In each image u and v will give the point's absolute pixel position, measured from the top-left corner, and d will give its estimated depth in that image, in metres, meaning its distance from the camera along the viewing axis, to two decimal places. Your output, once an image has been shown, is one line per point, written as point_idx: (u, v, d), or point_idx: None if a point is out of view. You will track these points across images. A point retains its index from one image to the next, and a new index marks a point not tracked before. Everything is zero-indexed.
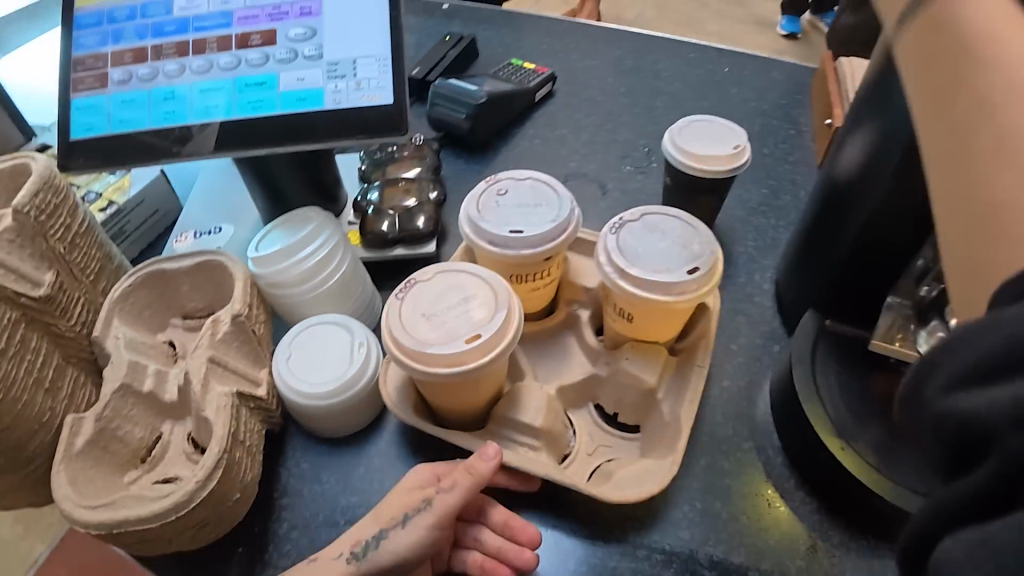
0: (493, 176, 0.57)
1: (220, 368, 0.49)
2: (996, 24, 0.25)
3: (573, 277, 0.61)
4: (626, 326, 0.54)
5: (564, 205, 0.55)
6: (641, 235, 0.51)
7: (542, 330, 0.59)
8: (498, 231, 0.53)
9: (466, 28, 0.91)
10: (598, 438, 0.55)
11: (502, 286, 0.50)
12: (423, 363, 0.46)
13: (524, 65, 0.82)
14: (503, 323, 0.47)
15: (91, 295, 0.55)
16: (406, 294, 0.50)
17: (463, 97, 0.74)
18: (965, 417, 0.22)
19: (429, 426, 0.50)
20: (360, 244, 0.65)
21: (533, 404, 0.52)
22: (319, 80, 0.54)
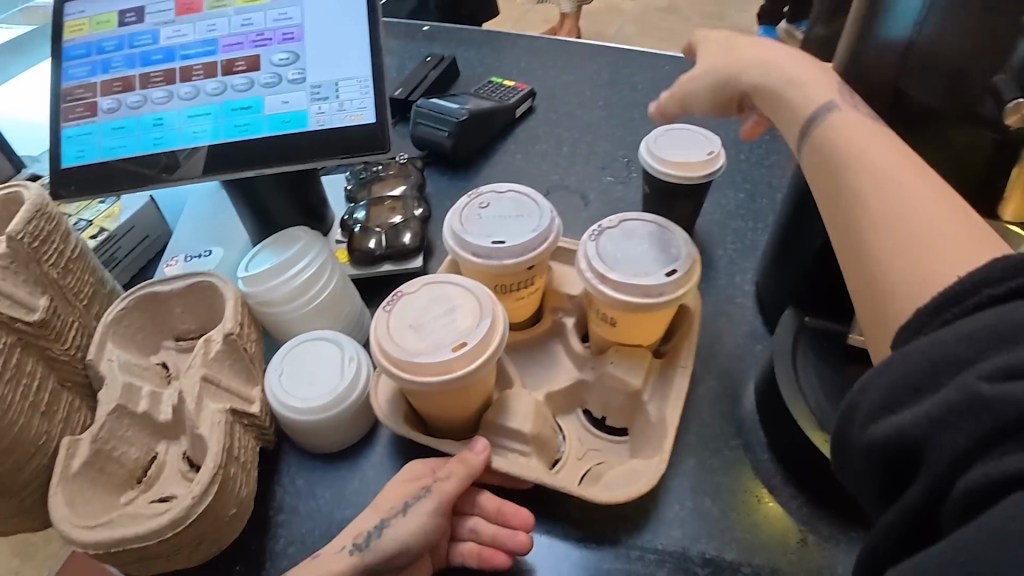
0: (475, 191, 0.59)
1: (213, 386, 0.50)
2: (855, 149, 0.39)
3: (557, 286, 0.62)
4: (609, 330, 0.55)
5: (545, 215, 0.56)
6: (619, 241, 0.52)
7: (530, 339, 0.61)
8: (482, 243, 0.54)
9: (446, 49, 0.93)
10: (587, 443, 0.56)
11: (487, 295, 0.51)
12: (411, 373, 0.47)
13: (504, 82, 0.83)
14: (488, 331, 0.48)
15: (84, 319, 0.55)
16: (394, 307, 0.51)
17: (444, 115, 0.75)
18: (882, 440, 0.30)
19: (419, 435, 0.52)
20: (348, 261, 0.66)
21: (521, 409, 0.53)
22: (303, 103, 0.56)
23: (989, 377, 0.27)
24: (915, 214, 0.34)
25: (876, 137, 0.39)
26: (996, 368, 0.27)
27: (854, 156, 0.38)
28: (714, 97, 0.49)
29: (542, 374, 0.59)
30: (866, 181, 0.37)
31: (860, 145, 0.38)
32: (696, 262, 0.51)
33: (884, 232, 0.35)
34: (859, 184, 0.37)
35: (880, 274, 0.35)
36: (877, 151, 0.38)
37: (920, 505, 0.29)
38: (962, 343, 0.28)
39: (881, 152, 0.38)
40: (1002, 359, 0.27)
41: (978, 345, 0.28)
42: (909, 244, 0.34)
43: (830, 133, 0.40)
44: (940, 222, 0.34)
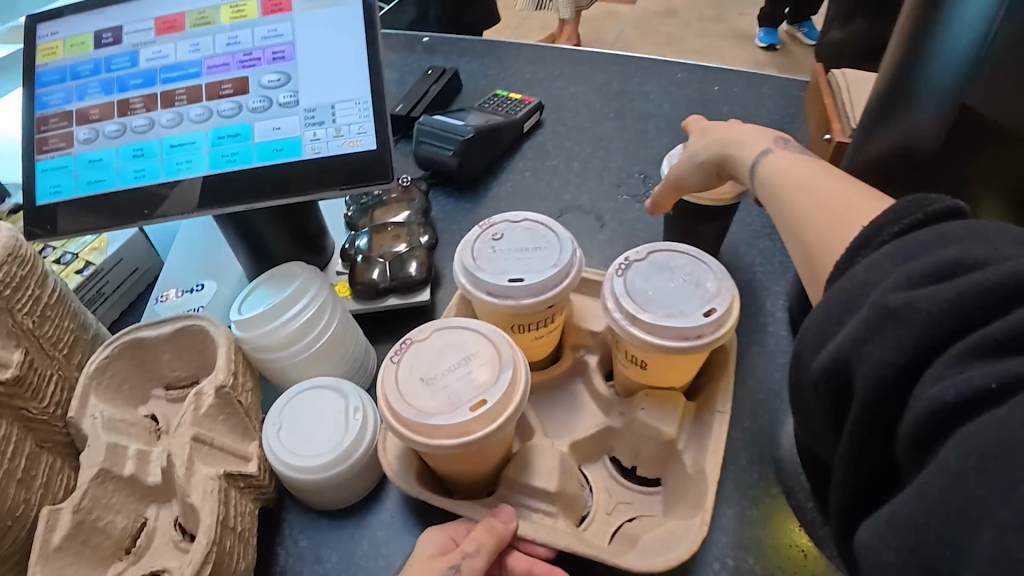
0: (487, 221, 0.55)
1: (205, 447, 0.46)
2: (784, 171, 0.46)
3: (578, 321, 0.58)
4: (639, 373, 0.51)
5: (565, 248, 0.52)
6: (648, 278, 0.48)
7: (551, 378, 0.57)
8: (497, 282, 0.50)
9: (448, 61, 0.88)
10: (617, 496, 0.52)
11: (505, 343, 0.47)
12: (426, 435, 0.43)
13: (509, 95, 0.79)
14: (509, 386, 0.44)
15: (65, 371, 0.50)
16: (403, 357, 0.47)
17: (449, 132, 0.71)
18: (825, 366, 0.32)
19: (431, 495, 0.47)
20: (349, 295, 0.61)
21: (546, 464, 0.49)
22: (296, 129, 0.51)
23: (897, 290, 0.29)
24: (831, 201, 0.41)
25: (791, 159, 0.47)
26: (901, 283, 0.29)
27: (778, 176, 0.46)
28: (703, 174, 0.56)
29: (564, 420, 0.55)
30: (791, 190, 0.44)
31: (783, 167, 0.47)
32: (735, 299, 0.47)
33: (808, 221, 0.41)
34: (787, 195, 0.44)
35: (810, 251, 0.40)
36: (792, 168, 0.46)
37: (863, 429, 0.30)
38: (875, 273, 0.31)
39: (798, 168, 0.46)
40: (908, 274, 0.29)
41: (886, 273, 0.31)
42: (825, 219, 0.40)
43: (763, 168, 0.49)
44: (849, 199, 0.40)
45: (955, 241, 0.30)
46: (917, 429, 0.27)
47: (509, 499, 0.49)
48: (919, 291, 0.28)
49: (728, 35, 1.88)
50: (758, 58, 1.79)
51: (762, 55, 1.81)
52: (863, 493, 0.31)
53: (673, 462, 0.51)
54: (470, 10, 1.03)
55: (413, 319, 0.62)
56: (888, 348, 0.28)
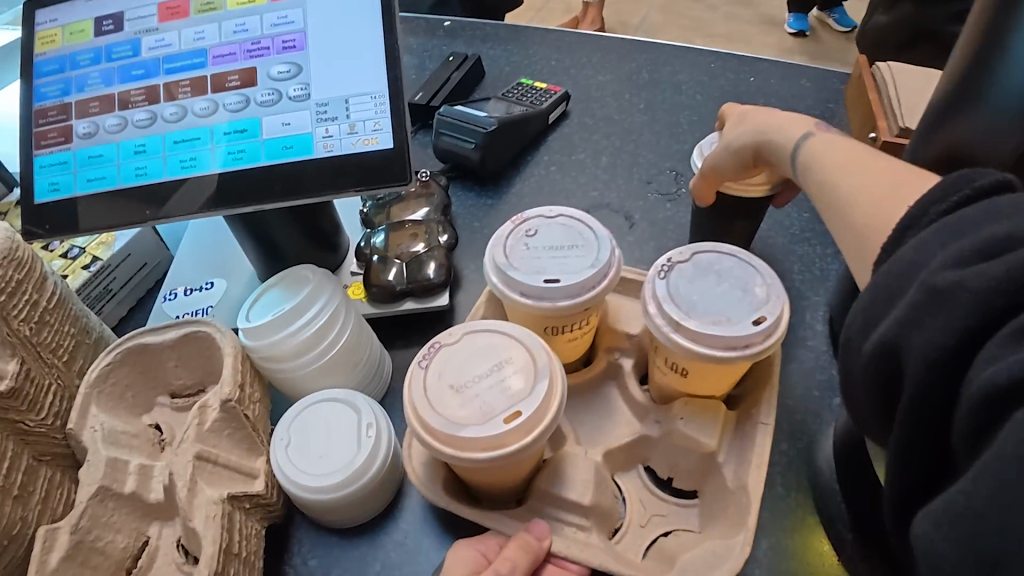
0: (521, 214, 0.51)
1: (209, 465, 0.43)
2: (825, 148, 0.44)
3: (613, 323, 0.55)
4: (679, 381, 0.48)
5: (604, 247, 0.48)
6: (693, 280, 0.45)
7: (584, 381, 0.54)
8: (532, 282, 0.47)
9: (470, 48, 0.84)
10: (651, 507, 0.49)
11: (541, 350, 0.44)
12: (457, 448, 0.40)
13: (534, 84, 0.75)
14: (545, 396, 0.41)
15: (64, 379, 0.48)
16: (431, 361, 0.44)
17: (471, 123, 0.67)
18: (872, 356, 0.30)
19: (456, 506, 0.45)
20: (364, 297, 0.58)
21: (580, 477, 0.46)
22: (307, 124, 0.48)
23: (947, 270, 0.27)
24: (873, 180, 0.38)
25: (829, 138, 0.45)
26: (950, 261, 0.27)
27: (817, 156, 0.44)
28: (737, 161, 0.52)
29: (597, 425, 0.52)
30: (831, 170, 0.42)
31: (821, 147, 0.44)
32: (786, 308, 0.44)
33: (851, 201, 0.39)
34: (827, 177, 0.42)
35: (853, 231, 0.38)
36: (829, 147, 0.44)
37: (913, 417, 0.28)
38: (921, 249, 0.29)
39: (836, 147, 0.43)
40: (956, 251, 0.27)
41: (935, 249, 0.29)
42: (870, 197, 0.38)
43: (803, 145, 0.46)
44: (894, 176, 0.37)
45: (1005, 216, 0.28)
46: (984, 426, 0.24)
47: (541, 512, 0.46)
48: (971, 269, 0.26)
49: (757, 20, 1.81)
50: (787, 45, 1.73)
51: (792, 41, 1.74)
52: (917, 479, 0.29)
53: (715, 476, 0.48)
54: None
55: (430, 324, 0.59)
56: (936, 329, 0.26)
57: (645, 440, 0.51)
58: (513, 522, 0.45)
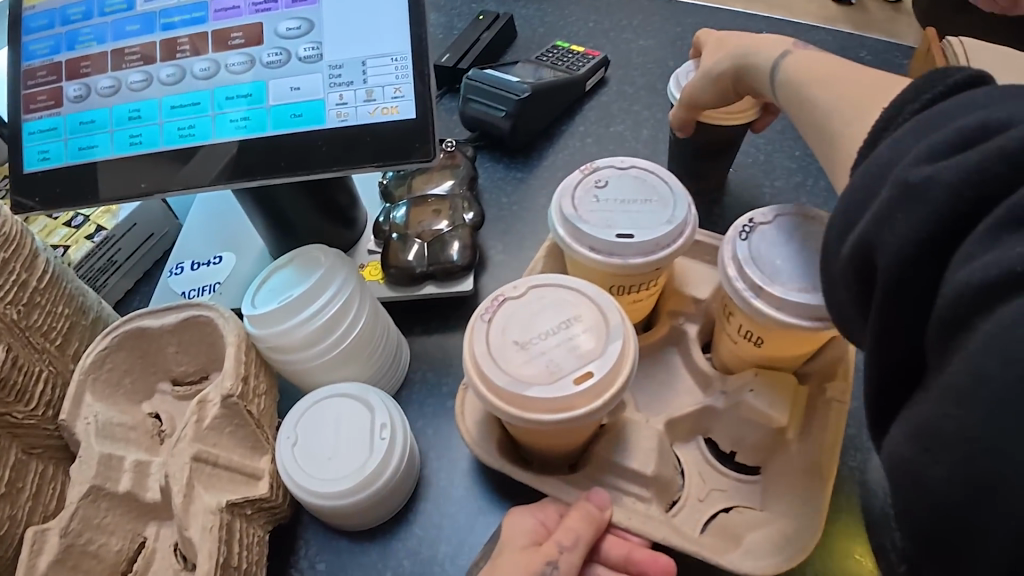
0: (590, 163, 0.46)
1: (207, 467, 0.40)
2: (809, 71, 0.40)
3: (680, 286, 0.50)
4: (750, 350, 0.43)
5: (681, 202, 0.43)
6: (777, 239, 0.40)
7: (641, 349, 0.49)
8: (605, 236, 0.42)
9: (501, 6, 0.78)
10: (710, 481, 0.45)
11: (613, 307, 0.39)
12: (520, 409, 0.36)
13: (571, 47, 0.69)
14: (619, 356, 0.37)
15: (57, 364, 0.44)
16: (495, 313, 0.39)
17: (502, 90, 0.61)
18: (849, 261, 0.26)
19: (515, 471, 0.41)
20: (381, 279, 0.53)
21: (643, 445, 0.42)
22: (318, 90, 0.43)
23: (920, 162, 0.24)
24: (853, 94, 0.36)
25: (805, 52, 0.41)
26: (924, 155, 0.24)
27: (793, 71, 0.41)
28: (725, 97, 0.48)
29: (655, 395, 0.47)
30: (810, 86, 0.39)
31: (797, 62, 0.41)
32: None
33: (831, 120, 0.36)
34: (804, 94, 0.39)
35: (839, 148, 0.35)
36: (805, 61, 0.40)
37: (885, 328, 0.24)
38: (895, 147, 0.26)
39: (814, 61, 0.40)
40: (930, 144, 0.24)
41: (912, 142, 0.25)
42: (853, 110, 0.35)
43: (784, 66, 0.42)
44: (877, 87, 0.35)
45: (979, 106, 0.24)
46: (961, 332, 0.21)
47: (600, 480, 0.42)
48: (943, 161, 0.23)
49: None
50: None
51: None
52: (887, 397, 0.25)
53: (780, 461, 0.43)
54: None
55: (451, 309, 0.54)
56: (909, 226, 0.23)
57: (710, 409, 0.45)
58: (571, 491, 0.41)
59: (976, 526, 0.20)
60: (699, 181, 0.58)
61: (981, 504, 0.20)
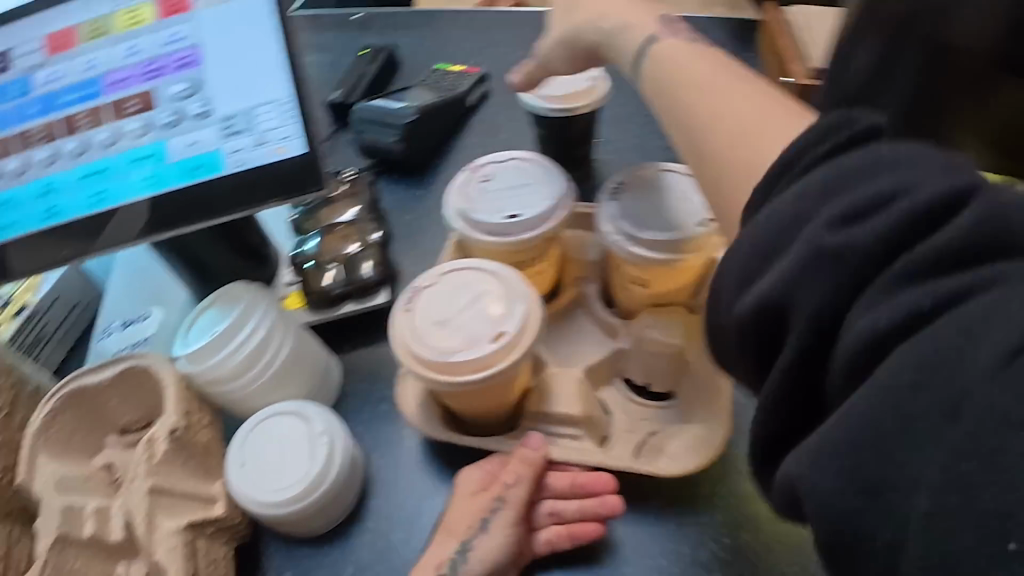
0: (473, 163, 0.52)
1: (165, 496, 0.44)
2: (680, 68, 0.37)
3: (573, 254, 0.55)
4: (653, 287, 0.49)
5: (557, 180, 0.49)
6: (643, 198, 0.48)
7: (553, 315, 0.54)
8: (497, 220, 0.47)
9: (384, 38, 0.83)
10: (635, 414, 0.50)
11: (514, 276, 0.44)
12: (449, 376, 0.41)
13: (451, 68, 0.74)
14: (525, 314, 0.42)
15: (6, 433, 0.47)
16: (414, 304, 0.44)
17: (389, 117, 0.66)
18: (749, 316, 0.25)
19: (459, 438, 0.46)
20: (303, 306, 0.58)
21: (566, 391, 0.48)
22: (214, 141, 0.47)
23: (829, 223, 0.23)
24: (751, 115, 0.32)
25: (698, 50, 0.38)
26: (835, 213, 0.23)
27: (702, 78, 0.36)
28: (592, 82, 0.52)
29: (571, 352, 0.52)
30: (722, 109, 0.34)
31: (689, 65, 0.37)
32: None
33: (733, 144, 0.32)
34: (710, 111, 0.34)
35: (703, 154, 0.34)
36: (707, 71, 0.36)
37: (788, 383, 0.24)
38: (800, 195, 0.25)
39: (715, 74, 0.36)
40: (832, 203, 0.24)
41: (821, 195, 0.24)
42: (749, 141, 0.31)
43: (659, 58, 0.39)
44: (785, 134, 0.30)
45: (891, 164, 0.23)
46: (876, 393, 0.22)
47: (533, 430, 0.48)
48: (853, 229, 0.22)
49: None
50: None
51: None
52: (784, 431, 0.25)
53: (688, 395, 0.49)
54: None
55: (374, 323, 0.58)
56: (828, 293, 0.23)
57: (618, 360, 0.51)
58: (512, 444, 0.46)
59: (864, 531, 0.21)
60: (582, 172, 0.65)
61: (872, 509, 0.21)
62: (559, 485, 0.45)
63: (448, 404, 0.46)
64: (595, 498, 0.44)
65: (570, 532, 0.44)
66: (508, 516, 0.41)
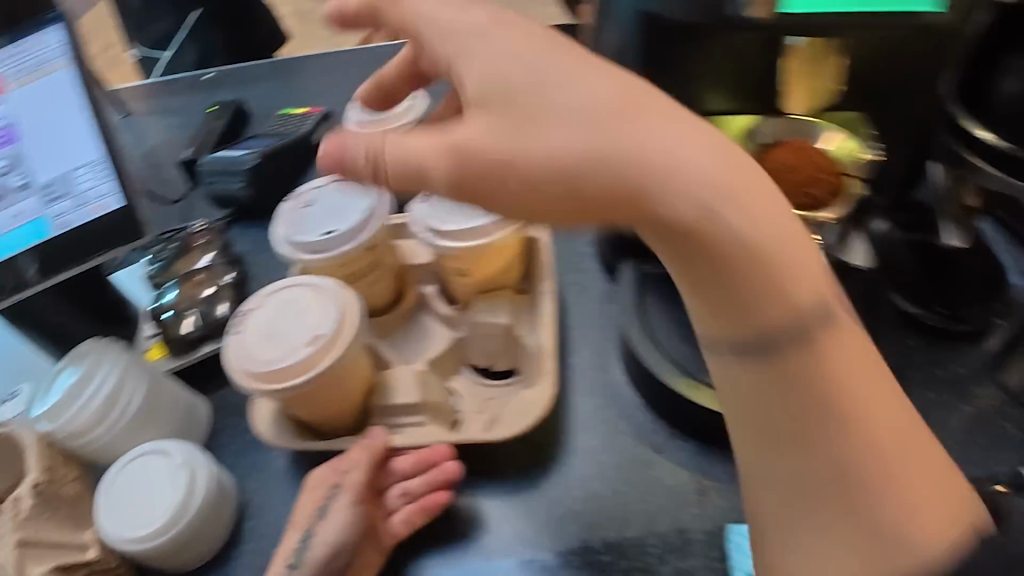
0: (294, 190, 0.56)
1: (34, 548, 0.45)
2: (717, 176, 0.31)
3: (408, 261, 0.59)
4: (470, 277, 0.54)
5: (369, 193, 0.54)
6: (447, 194, 0.53)
7: (397, 318, 0.57)
8: (316, 238, 0.52)
9: (233, 88, 0.79)
10: (482, 394, 0.54)
11: (330, 285, 0.50)
12: (278, 383, 0.46)
13: (296, 111, 0.74)
14: (340, 316, 0.48)
15: None
16: (243, 326, 0.49)
17: (231, 166, 0.67)
18: None
19: (311, 442, 0.50)
20: (164, 355, 0.59)
21: (405, 383, 0.51)
22: (37, 208, 0.50)
23: None
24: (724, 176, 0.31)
25: (604, 87, 0.32)
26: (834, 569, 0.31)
27: (625, 130, 0.31)
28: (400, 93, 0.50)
29: (419, 350, 0.56)
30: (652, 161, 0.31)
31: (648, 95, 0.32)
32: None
33: (719, 186, 0.31)
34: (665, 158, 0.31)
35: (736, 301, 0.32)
36: (504, 46, 0.33)
37: None
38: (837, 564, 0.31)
39: (652, 117, 0.31)
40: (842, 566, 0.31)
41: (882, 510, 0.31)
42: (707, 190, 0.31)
43: (668, 204, 0.31)
44: (779, 230, 0.31)
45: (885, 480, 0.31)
46: None
47: (380, 423, 0.51)
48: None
49: None
50: None
51: None
52: None
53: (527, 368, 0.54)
54: (257, 27, 0.94)
55: None
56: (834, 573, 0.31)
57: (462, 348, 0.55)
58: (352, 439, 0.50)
59: None
60: None
61: None
62: (401, 468, 0.49)
63: (295, 413, 0.50)
64: (436, 467, 0.48)
65: (421, 505, 0.47)
66: (361, 494, 0.47)
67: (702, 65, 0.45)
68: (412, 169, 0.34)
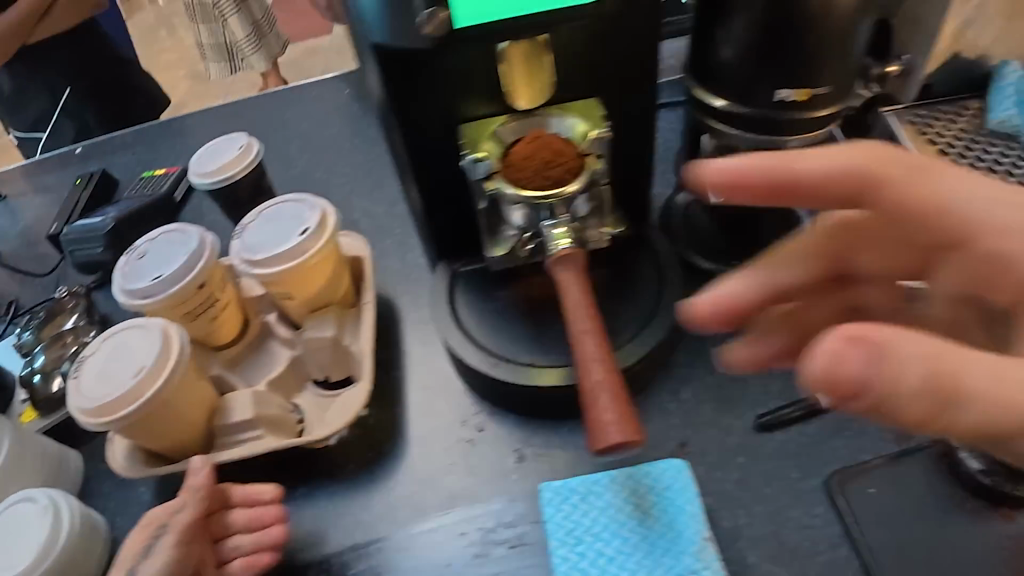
0: (130, 246, 0.61)
1: None
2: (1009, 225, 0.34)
3: (249, 294, 0.64)
4: (296, 299, 0.59)
5: (194, 236, 0.59)
6: (260, 227, 0.58)
7: (245, 348, 0.62)
8: (147, 283, 0.57)
9: (96, 155, 0.85)
10: (321, 404, 0.58)
11: (157, 322, 0.55)
12: (110, 415, 0.51)
13: (156, 172, 0.79)
14: (163, 348, 0.53)
15: None
16: (81, 371, 0.54)
17: (90, 232, 0.71)
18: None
19: (160, 468, 0.55)
20: (36, 416, 0.63)
21: (241, 402, 0.56)
22: None
23: None
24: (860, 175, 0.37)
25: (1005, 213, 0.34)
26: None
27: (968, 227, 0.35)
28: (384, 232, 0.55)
29: (262, 372, 0.61)
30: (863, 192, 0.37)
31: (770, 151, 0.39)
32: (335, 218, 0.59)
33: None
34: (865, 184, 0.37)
35: None
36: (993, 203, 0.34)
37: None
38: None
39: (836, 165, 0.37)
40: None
41: None
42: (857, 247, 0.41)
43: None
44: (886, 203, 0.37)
45: None
46: None
47: (224, 443, 0.56)
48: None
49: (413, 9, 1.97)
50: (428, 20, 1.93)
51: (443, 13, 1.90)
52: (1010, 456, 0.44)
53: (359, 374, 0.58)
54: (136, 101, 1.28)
55: None
56: None
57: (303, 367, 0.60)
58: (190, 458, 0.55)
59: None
60: None
61: None
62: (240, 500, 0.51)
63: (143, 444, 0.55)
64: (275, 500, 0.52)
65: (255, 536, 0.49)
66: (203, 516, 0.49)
67: (441, 84, 0.51)
68: (887, 379, 0.27)
